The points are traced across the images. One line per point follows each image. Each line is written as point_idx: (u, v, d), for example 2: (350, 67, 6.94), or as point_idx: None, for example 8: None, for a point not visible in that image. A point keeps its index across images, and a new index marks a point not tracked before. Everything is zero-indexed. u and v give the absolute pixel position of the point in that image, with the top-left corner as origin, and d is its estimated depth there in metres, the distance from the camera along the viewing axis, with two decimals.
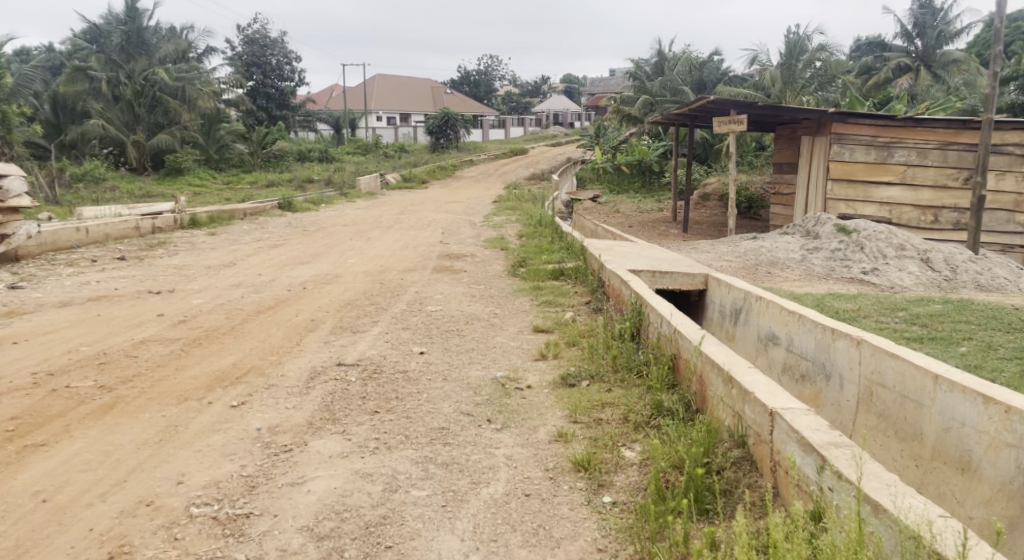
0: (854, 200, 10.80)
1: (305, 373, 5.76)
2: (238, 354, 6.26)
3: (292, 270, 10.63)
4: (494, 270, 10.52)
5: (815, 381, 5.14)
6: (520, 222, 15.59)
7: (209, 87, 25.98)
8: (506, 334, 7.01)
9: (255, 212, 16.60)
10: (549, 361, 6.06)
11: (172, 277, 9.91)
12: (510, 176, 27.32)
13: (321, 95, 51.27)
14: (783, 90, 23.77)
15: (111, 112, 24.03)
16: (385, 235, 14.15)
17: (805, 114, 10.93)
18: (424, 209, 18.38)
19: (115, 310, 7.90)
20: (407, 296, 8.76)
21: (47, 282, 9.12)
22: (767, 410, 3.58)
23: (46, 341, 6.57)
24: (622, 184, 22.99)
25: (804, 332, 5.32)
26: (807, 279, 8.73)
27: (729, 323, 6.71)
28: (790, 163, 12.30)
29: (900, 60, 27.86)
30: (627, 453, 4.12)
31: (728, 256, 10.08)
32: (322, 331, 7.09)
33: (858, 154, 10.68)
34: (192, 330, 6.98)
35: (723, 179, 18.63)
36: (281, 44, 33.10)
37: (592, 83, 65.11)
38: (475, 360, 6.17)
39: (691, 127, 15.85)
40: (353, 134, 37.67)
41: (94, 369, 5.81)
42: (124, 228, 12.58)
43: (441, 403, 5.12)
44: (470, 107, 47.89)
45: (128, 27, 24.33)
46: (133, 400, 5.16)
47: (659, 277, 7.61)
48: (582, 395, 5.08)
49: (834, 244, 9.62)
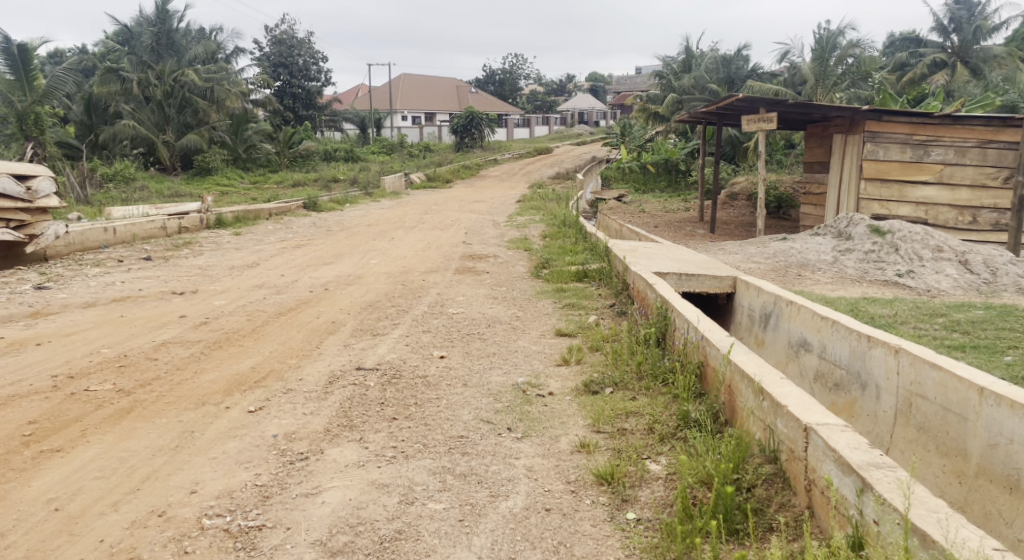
0: (888, 200, 10.53)
1: (324, 377, 5.67)
2: (258, 357, 6.18)
3: (315, 271, 10.57)
4: (516, 272, 10.38)
5: (850, 390, 4.95)
6: (543, 223, 15.44)
7: (237, 87, 26.11)
8: (527, 337, 6.88)
9: (281, 212, 16.61)
10: (572, 367, 5.92)
11: (196, 277, 9.89)
12: (535, 175, 27.16)
13: (347, 95, 51.54)
14: (813, 88, 23.38)
15: (142, 113, 24.21)
16: (408, 235, 14.08)
17: (837, 112, 10.68)
18: (448, 209, 18.28)
19: (138, 311, 7.86)
20: (429, 298, 8.66)
21: (73, 283, 9.12)
22: (801, 425, 3.42)
23: (68, 342, 6.52)
24: (647, 183, 22.77)
25: (838, 339, 5.13)
26: (839, 281, 8.50)
27: (758, 327, 6.53)
28: (821, 162, 12.05)
29: (935, 56, 27.28)
30: (653, 466, 3.97)
31: (756, 258, 9.86)
32: (343, 333, 7.00)
33: (893, 153, 10.41)
34: (213, 332, 6.92)
35: (751, 178, 18.34)
36: (308, 45, 33.27)
37: (618, 81, 64.77)
38: (496, 364, 6.05)
39: (719, 126, 15.61)
40: (378, 134, 37.75)
41: (114, 372, 5.74)
42: (151, 228, 12.60)
43: (461, 411, 5.00)
44: (495, 106, 47.82)
45: (158, 29, 24.46)
46: (151, 405, 5.07)
47: (685, 280, 7.45)
48: (605, 402, 4.94)
49: (867, 245, 9.37)
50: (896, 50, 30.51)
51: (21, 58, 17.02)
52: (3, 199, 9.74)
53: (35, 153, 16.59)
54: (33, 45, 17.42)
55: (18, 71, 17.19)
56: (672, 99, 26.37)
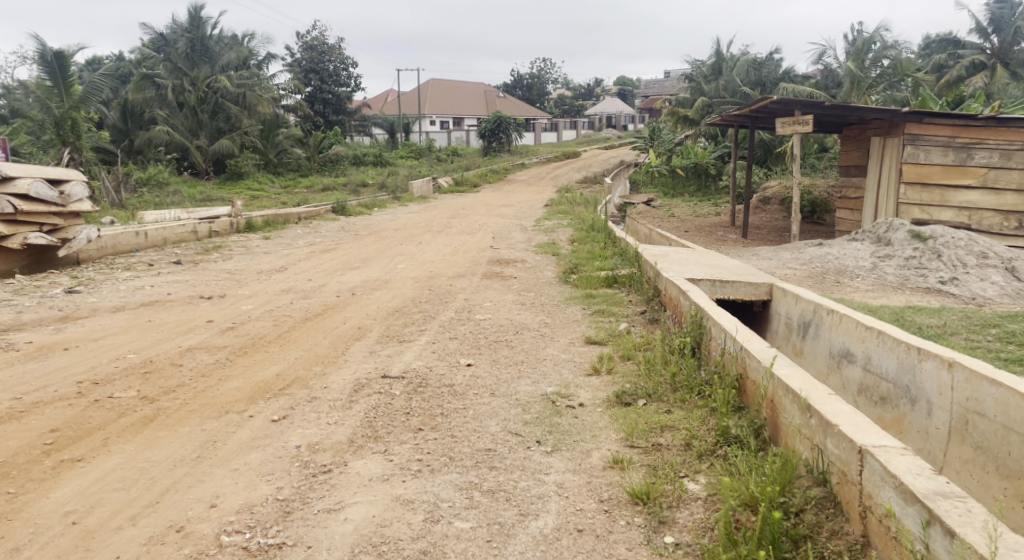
0: (929, 205, 10.22)
1: (349, 385, 5.54)
2: (283, 364, 6.07)
3: (342, 275, 10.49)
4: (545, 277, 10.22)
5: (898, 405, 4.75)
6: (571, 227, 15.26)
7: (268, 92, 26.27)
8: (556, 345, 6.70)
9: (310, 216, 16.59)
10: (602, 377, 5.73)
11: (224, 282, 9.84)
12: (563, 179, 26.96)
13: (375, 100, 51.73)
14: (848, 91, 22.99)
15: (176, 118, 24.42)
16: (436, 239, 13.98)
17: (876, 115, 10.38)
18: (475, 213, 18.15)
19: (166, 316, 7.79)
20: (456, 304, 8.52)
21: (103, 287, 9.10)
22: (855, 447, 3.23)
23: (95, 348, 6.45)
24: (677, 187, 22.50)
25: (884, 351, 4.91)
26: (879, 289, 8.23)
27: (796, 335, 6.32)
28: (858, 166, 11.74)
29: (975, 57, 26.70)
30: (691, 485, 3.78)
31: (792, 264, 9.60)
32: (369, 339, 6.87)
33: (935, 156, 10.12)
34: (239, 338, 6.83)
35: (784, 182, 18.00)
36: (338, 51, 33.44)
37: (646, 85, 64.36)
38: (525, 373, 5.88)
39: (752, 129, 15.33)
40: (406, 138, 37.79)
41: (139, 378, 5.64)
42: (182, 232, 12.61)
43: (489, 422, 4.85)
44: (523, 110, 47.74)
45: (192, 34, 24.78)
46: (174, 412, 4.95)
47: (719, 287, 7.25)
48: (638, 415, 4.76)
49: (908, 251, 9.09)
50: (933, 51, 29.95)
51: (58, 64, 17.20)
52: (36, 203, 9.76)
53: (71, 158, 16.74)
54: (69, 52, 17.61)
55: (56, 77, 17.23)
56: (702, 102, 26.09)
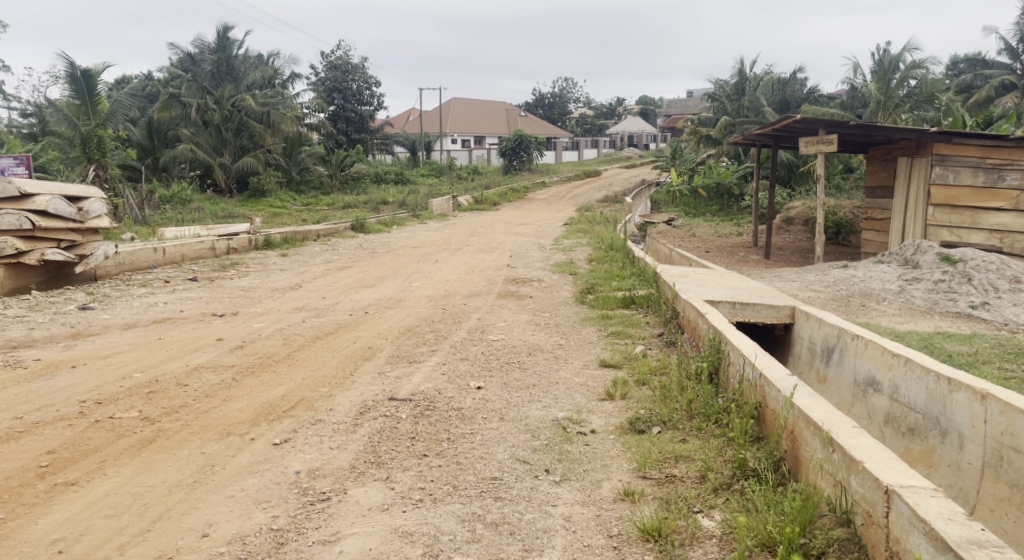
0: (958, 227, 9.99)
1: (355, 407, 5.38)
2: (290, 384, 5.92)
3: (357, 293, 10.37)
4: (561, 297, 10.04)
5: (928, 436, 4.56)
6: (590, 246, 15.09)
7: (292, 111, 26.38)
8: (569, 368, 6.52)
9: (329, 233, 16.54)
10: (616, 402, 5.54)
11: (238, 299, 9.76)
12: (583, 198, 26.81)
13: (398, 119, 51.96)
14: (874, 110, 22.76)
15: (200, 136, 24.59)
16: (453, 257, 13.87)
17: (903, 134, 10.18)
18: (494, 232, 18.04)
19: (177, 334, 7.68)
20: (469, 324, 8.37)
21: (117, 303, 9.04)
22: (881, 486, 3.03)
23: (102, 366, 6.32)
24: (698, 207, 22.29)
25: (912, 380, 4.72)
26: (907, 313, 8.00)
27: (819, 361, 6.15)
28: (884, 187, 11.52)
29: (1004, 77, 26.28)
30: (705, 522, 3.58)
31: (815, 286, 9.37)
32: (379, 360, 6.72)
33: (964, 177, 9.95)
34: (248, 357, 6.70)
35: (809, 203, 17.73)
36: (362, 70, 33.62)
37: (668, 104, 64.16)
38: (536, 397, 5.69)
39: (774, 148, 15.10)
40: (427, 156, 37.83)
41: (142, 399, 5.46)
42: (200, 249, 12.57)
43: (496, 448, 4.67)
44: (544, 129, 47.73)
45: (219, 56, 24.86)
46: (174, 434, 4.78)
47: (740, 309, 7.07)
48: (651, 443, 4.57)
49: (936, 274, 8.84)
50: (960, 71, 29.62)
51: (86, 82, 17.43)
52: (54, 219, 9.74)
53: (97, 175, 16.85)
54: (98, 70, 17.83)
55: (83, 95, 17.46)
56: (725, 122, 25.91)
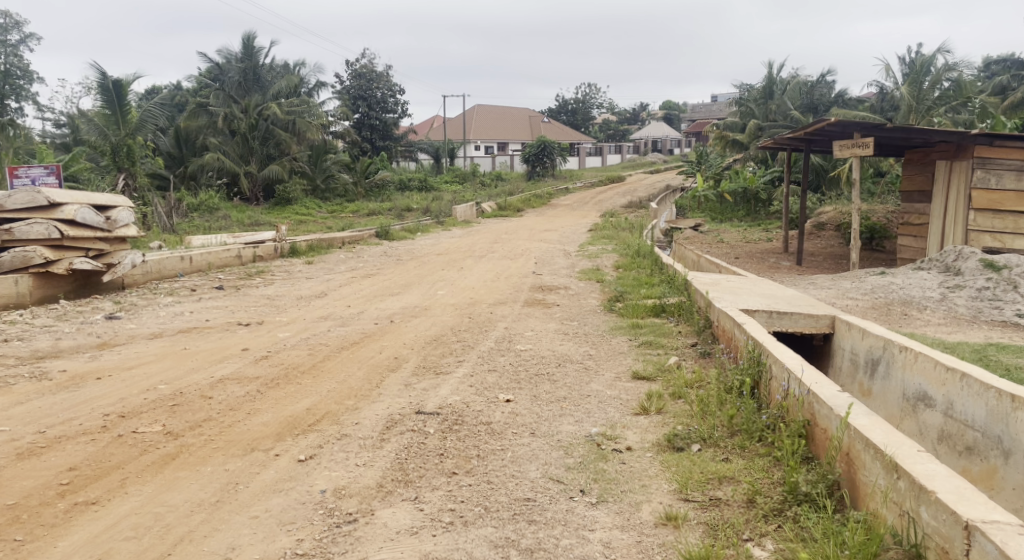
0: (1001, 232, 9.69)
1: (382, 421, 5.20)
2: (316, 397, 5.74)
3: (382, 302, 10.22)
4: (589, 305, 9.84)
5: (989, 456, 4.66)
6: (617, 253, 14.87)
7: (318, 119, 26.37)
8: (601, 381, 6.29)
9: (354, 240, 16.44)
10: (652, 417, 5.32)
11: (263, 308, 9.66)
12: (607, 204, 26.55)
13: (422, 127, 51.97)
14: (906, 113, 22.41)
15: (227, 145, 24.66)
16: (478, 264, 13.70)
17: (943, 137, 9.90)
18: (519, 238, 17.86)
19: (202, 343, 7.55)
20: (496, 333, 8.18)
21: (143, 313, 8.95)
22: (959, 521, 2.96)
23: (128, 377, 6.16)
24: (724, 213, 22.01)
25: (969, 396, 4.77)
26: (952, 322, 7.72)
27: (862, 374, 5.99)
28: (921, 192, 11.20)
29: None
30: (758, 551, 3.44)
31: (852, 293, 9.09)
32: (405, 371, 6.54)
33: (1007, 181, 9.67)
34: (273, 367, 6.55)
35: (840, 208, 17.40)
36: (387, 78, 33.62)
37: (692, 109, 63.70)
38: (568, 411, 5.49)
39: (806, 152, 14.78)
40: (451, 162, 37.77)
41: (166, 411, 5.23)
42: (226, 257, 12.50)
43: (528, 466, 4.49)
44: (568, 135, 47.55)
45: (246, 65, 24.82)
46: (197, 450, 4.61)
47: (776, 319, 6.85)
48: (692, 462, 4.40)
49: (980, 281, 8.55)
50: (993, 74, 29.11)
51: (117, 92, 17.51)
52: (82, 228, 9.65)
53: (126, 184, 16.88)
54: (128, 80, 17.94)
55: (113, 105, 17.57)
56: (752, 126, 25.60)
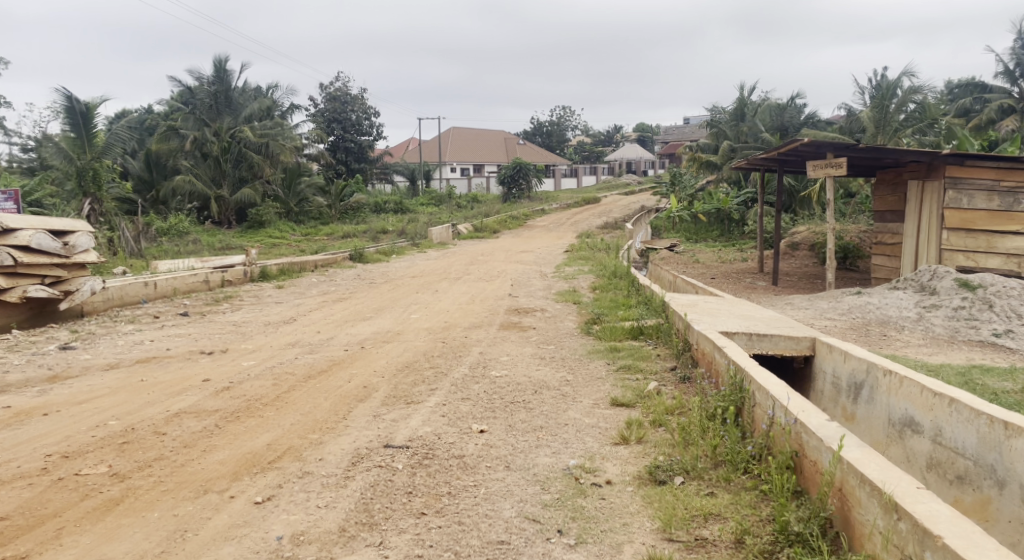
0: (974, 251, 9.62)
1: (347, 457, 4.89)
2: (278, 430, 5.42)
3: (352, 327, 9.90)
4: (565, 328, 9.61)
5: (982, 486, 4.47)
6: (593, 274, 14.68)
7: (292, 142, 26.07)
8: (578, 408, 6.04)
9: (327, 263, 16.11)
10: (632, 447, 5.07)
11: (229, 335, 9.30)
12: (583, 225, 26.43)
13: (398, 149, 51.74)
14: (875, 135, 22.65)
15: (199, 168, 24.27)
16: (453, 287, 13.45)
17: (914, 156, 9.87)
18: (495, 260, 17.59)
19: (161, 374, 7.19)
20: (470, 359, 7.90)
21: (100, 343, 8.55)
22: None
23: (77, 412, 5.80)
24: (699, 233, 21.99)
25: (958, 423, 4.58)
26: (931, 343, 7.58)
27: (845, 398, 5.79)
28: (894, 211, 11.13)
29: (1003, 101, 26.12)
30: None
31: (830, 314, 8.94)
32: (374, 401, 6.23)
33: (978, 201, 9.63)
34: (234, 400, 6.20)
35: (814, 227, 17.38)
36: (361, 101, 33.43)
37: (665, 130, 64.09)
38: (545, 442, 5.23)
39: (780, 172, 14.74)
40: (426, 184, 37.56)
41: (114, 450, 4.90)
42: (193, 282, 12.11)
43: (502, 503, 4.25)
44: (543, 157, 47.62)
45: (217, 87, 24.39)
46: (144, 493, 4.28)
47: (755, 341, 6.66)
48: (675, 497, 4.18)
49: (956, 300, 8.44)
50: (958, 96, 29.52)
51: (83, 116, 17.16)
52: (37, 254, 9.24)
53: (92, 209, 16.42)
54: (95, 103, 17.56)
55: (80, 129, 17.19)
56: (724, 147, 25.69)
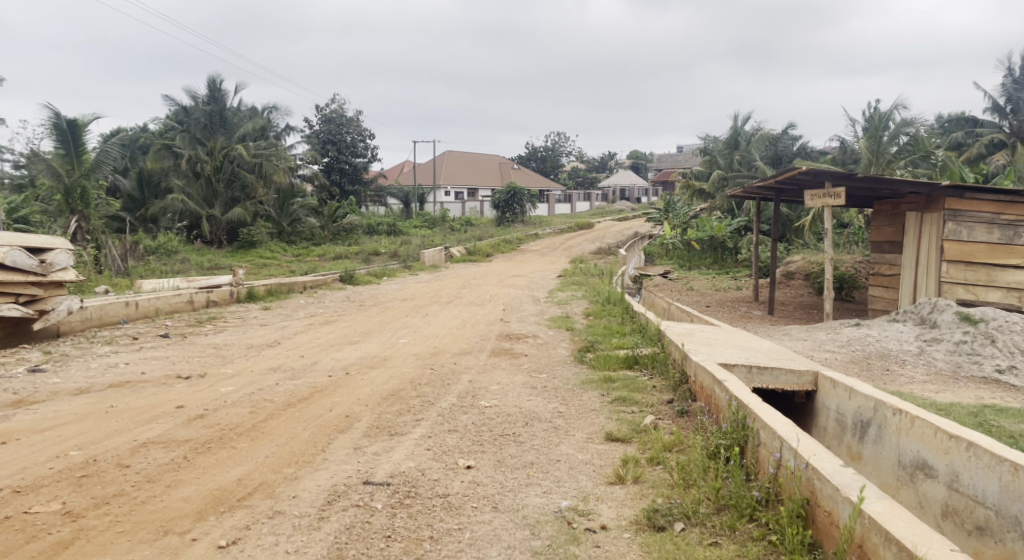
0: (974, 284, 9.36)
1: (323, 494, 4.54)
2: (252, 463, 5.08)
3: (337, 352, 9.54)
4: (558, 355, 9.28)
5: (1005, 539, 4.20)
6: (587, 300, 14.36)
7: (287, 163, 25.55)
8: (570, 443, 5.70)
9: (315, 284, 15.73)
10: (628, 487, 4.73)
11: (208, 358, 8.94)
12: (576, 250, 26.15)
13: (393, 171, 51.44)
14: (868, 165, 22.68)
15: (191, 187, 23.91)
16: (444, 310, 13.12)
17: (913, 188, 9.67)
18: (487, 284, 17.29)
19: (133, 400, 6.81)
20: (459, 387, 7.56)
21: (72, 365, 8.18)
22: None
23: (37, 441, 5.43)
24: (692, 260, 21.73)
25: (977, 469, 4.31)
26: (935, 379, 7.29)
27: (850, 436, 5.48)
28: (892, 242, 10.88)
29: (994, 136, 26.39)
30: None
31: (830, 346, 8.64)
32: (355, 433, 5.88)
33: (978, 233, 9.41)
34: (207, 429, 5.84)
35: (810, 257, 17.16)
36: (357, 123, 33.35)
37: (660, 158, 64.18)
38: (535, 481, 4.89)
39: (777, 202, 14.54)
40: (419, 207, 37.33)
41: (72, 484, 4.56)
42: (177, 302, 11.76)
43: (488, 551, 3.95)
44: (537, 182, 47.57)
45: (212, 107, 24.21)
46: (97, 536, 3.98)
47: (755, 374, 6.34)
48: (677, 547, 3.89)
49: (957, 334, 8.16)
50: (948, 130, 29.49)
51: (72, 133, 16.89)
52: (12, 272, 8.85)
53: (78, 227, 16.01)
54: (85, 120, 17.31)
55: (69, 146, 16.88)
56: (717, 175, 25.61)
